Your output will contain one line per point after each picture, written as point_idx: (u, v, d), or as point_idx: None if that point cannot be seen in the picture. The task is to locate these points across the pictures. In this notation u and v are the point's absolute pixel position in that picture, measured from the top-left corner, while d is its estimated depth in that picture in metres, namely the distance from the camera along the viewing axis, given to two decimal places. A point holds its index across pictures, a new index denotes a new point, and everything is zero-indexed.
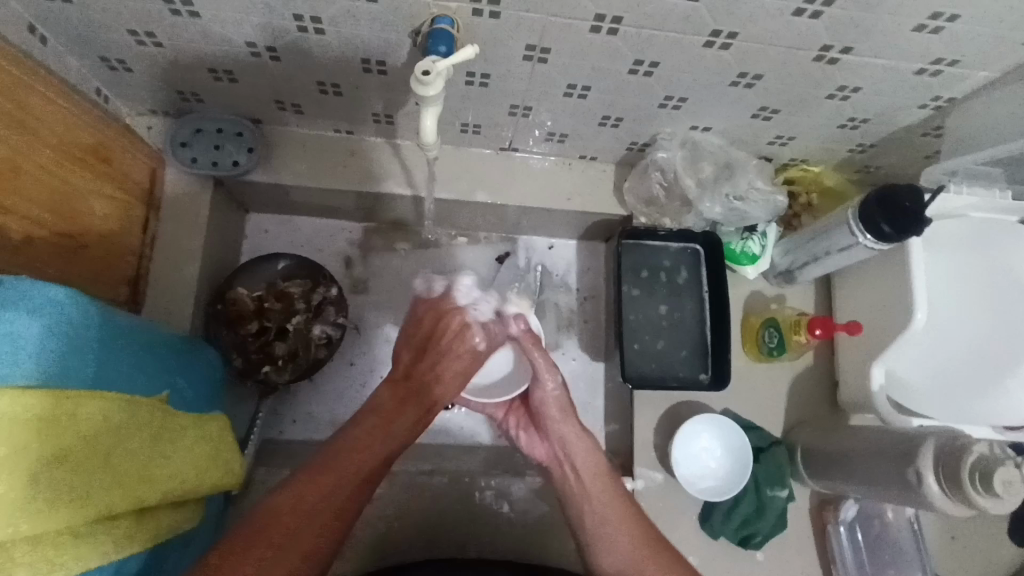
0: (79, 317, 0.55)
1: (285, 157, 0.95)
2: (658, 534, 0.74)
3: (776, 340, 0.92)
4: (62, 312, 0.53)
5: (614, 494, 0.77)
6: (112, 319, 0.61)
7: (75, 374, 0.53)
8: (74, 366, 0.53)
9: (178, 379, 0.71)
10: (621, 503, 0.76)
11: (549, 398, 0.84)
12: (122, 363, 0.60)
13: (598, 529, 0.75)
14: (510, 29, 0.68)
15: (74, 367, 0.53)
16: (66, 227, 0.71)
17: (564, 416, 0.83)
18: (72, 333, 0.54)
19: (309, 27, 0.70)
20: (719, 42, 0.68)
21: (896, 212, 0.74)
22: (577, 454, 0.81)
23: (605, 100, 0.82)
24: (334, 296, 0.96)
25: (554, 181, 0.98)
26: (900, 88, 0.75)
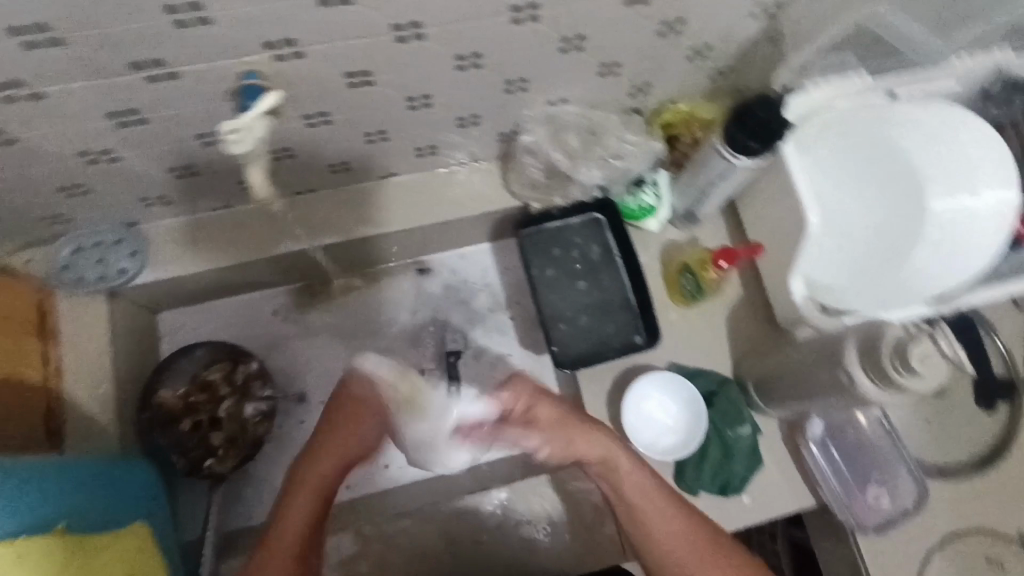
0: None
1: (173, 248, 0.94)
2: (721, 535, 0.78)
3: (693, 283, 0.92)
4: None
5: (670, 503, 0.78)
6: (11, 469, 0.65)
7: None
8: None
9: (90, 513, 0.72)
10: (675, 512, 0.78)
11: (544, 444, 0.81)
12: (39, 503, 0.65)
13: (650, 530, 0.78)
14: (320, 64, 0.68)
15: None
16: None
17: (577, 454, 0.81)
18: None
19: (129, 119, 0.70)
20: (525, 16, 0.68)
21: (756, 126, 0.75)
22: (615, 471, 0.80)
23: (450, 102, 0.82)
24: (257, 369, 0.95)
25: (441, 193, 0.98)
26: (722, 7, 0.75)
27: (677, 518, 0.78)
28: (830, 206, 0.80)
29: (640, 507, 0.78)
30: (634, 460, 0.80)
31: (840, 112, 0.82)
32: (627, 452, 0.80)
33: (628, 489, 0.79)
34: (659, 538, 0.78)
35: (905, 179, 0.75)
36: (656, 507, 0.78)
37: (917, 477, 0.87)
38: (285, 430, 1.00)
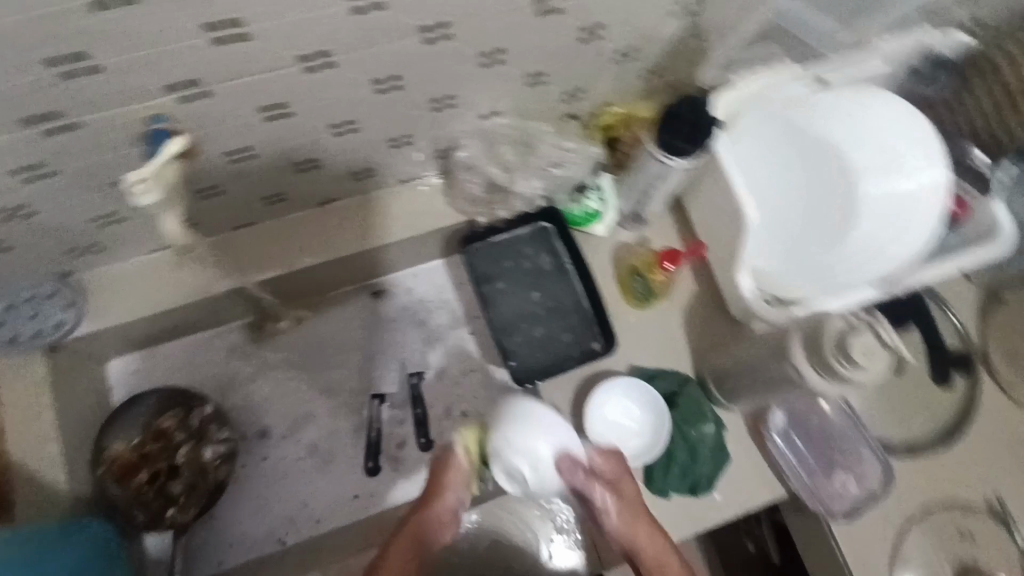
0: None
1: (112, 297, 0.91)
2: None
3: (643, 287, 0.93)
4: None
5: None
6: None
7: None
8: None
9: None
10: None
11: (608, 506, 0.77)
12: None
13: None
14: (230, 100, 0.66)
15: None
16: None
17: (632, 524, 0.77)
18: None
19: (37, 174, 0.67)
20: (437, 35, 0.67)
21: (686, 126, 0.75)
22: (647, 545, 0.76)
23: (377, 124, 0.80)
24: (211, 412, 0.93)
25: (385, 215, 0.96)
26: (640, 8, 0.74)
27: None
28: (767, 198, 0.81)
29: None
30: (664, 542, 0.76)
31: (766, 106, 0.82)
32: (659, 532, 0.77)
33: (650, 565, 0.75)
34: None
35: (831, 162, 0.75)
36: None
37: (881, 456, 0.88)
38: (248, 470, 0.98)
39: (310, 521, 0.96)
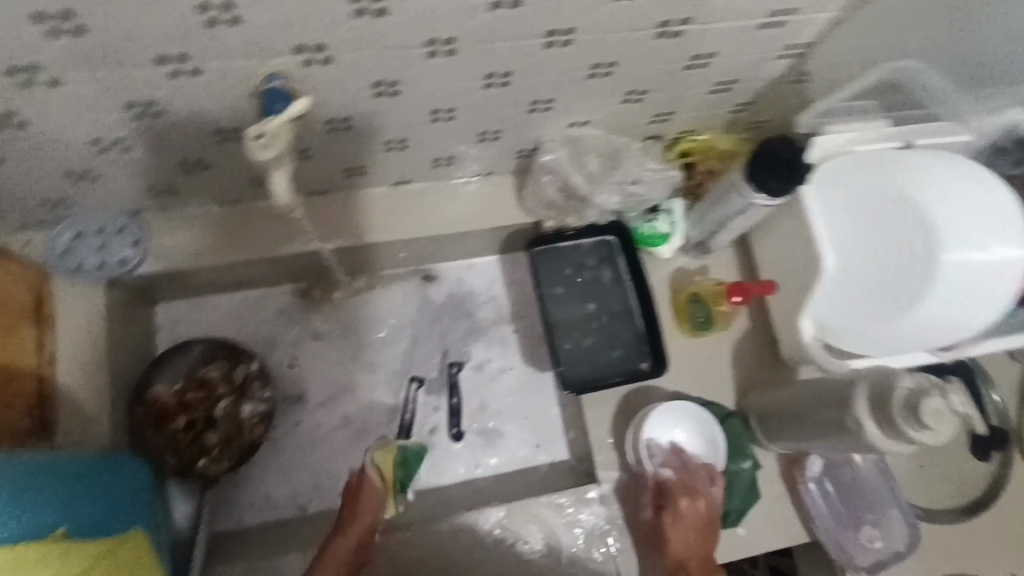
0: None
1: (178, 241, 0.91)
2: None
3: (703, 314, 0.91)
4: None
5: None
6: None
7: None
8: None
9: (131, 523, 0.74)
10: None
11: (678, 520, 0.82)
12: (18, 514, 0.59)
13: None
14: (348, 71, 0.66)
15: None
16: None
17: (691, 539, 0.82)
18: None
19: (147, 112, 0.67)
20: (559, 40, 0.67)
21: (778, 166, 0.76)
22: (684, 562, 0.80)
23: (473, 116, 0.81)
24: (257, 370, 0.93)
25: (453, 204, 0.97)
26: (751, 45, 0.75)
27: None
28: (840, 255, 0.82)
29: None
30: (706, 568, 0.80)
31: (854, 161, 0.83)
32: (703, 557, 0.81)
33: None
34: None
35: (914, 225, 0.76)
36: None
37: (910, 520, 0.88)
38: (280, 432, 0.98)
39: (333, 493, 0.97)
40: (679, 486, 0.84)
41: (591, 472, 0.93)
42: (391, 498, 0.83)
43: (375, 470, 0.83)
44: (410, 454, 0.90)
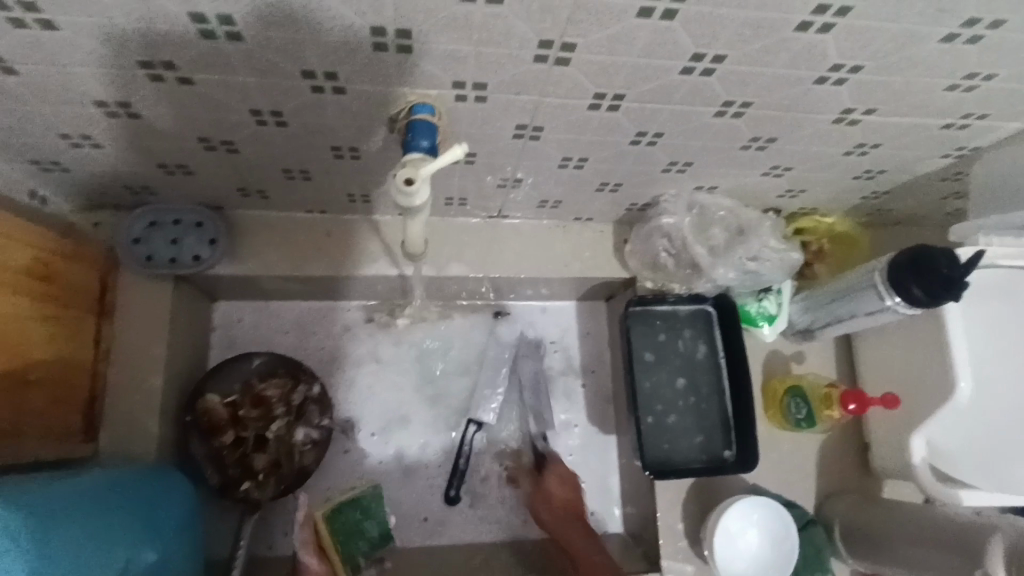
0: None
1: (255, 244, 0.85)
2: None
3: (803, 411, 0.85)
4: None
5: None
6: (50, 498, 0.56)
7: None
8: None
9: (154, 549, 0.66)
10: None
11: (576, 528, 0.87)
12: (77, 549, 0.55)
13: None
14: (499, 111, 0.60)
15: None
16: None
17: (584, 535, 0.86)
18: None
19: (270, 120, 0.61)
20: (731, 111, 0.61)
21: (931, 278, 0.69)
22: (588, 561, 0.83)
23: (602, 168, 0.74)
24: (317, 393, 0.87)
25: (549, 247, 0.91)
26: (923, 141, 0.69)
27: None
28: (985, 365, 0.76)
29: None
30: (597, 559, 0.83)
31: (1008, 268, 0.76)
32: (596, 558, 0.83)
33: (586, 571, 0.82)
34: None
35: None
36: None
37: None
38: (326, 458, 0.92)
39: None
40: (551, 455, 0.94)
41: (652, 556, 0.87)
42: (340, 567, 0.80)
43: (311, 553, 0.79)
44: (348, 508, 0.84)
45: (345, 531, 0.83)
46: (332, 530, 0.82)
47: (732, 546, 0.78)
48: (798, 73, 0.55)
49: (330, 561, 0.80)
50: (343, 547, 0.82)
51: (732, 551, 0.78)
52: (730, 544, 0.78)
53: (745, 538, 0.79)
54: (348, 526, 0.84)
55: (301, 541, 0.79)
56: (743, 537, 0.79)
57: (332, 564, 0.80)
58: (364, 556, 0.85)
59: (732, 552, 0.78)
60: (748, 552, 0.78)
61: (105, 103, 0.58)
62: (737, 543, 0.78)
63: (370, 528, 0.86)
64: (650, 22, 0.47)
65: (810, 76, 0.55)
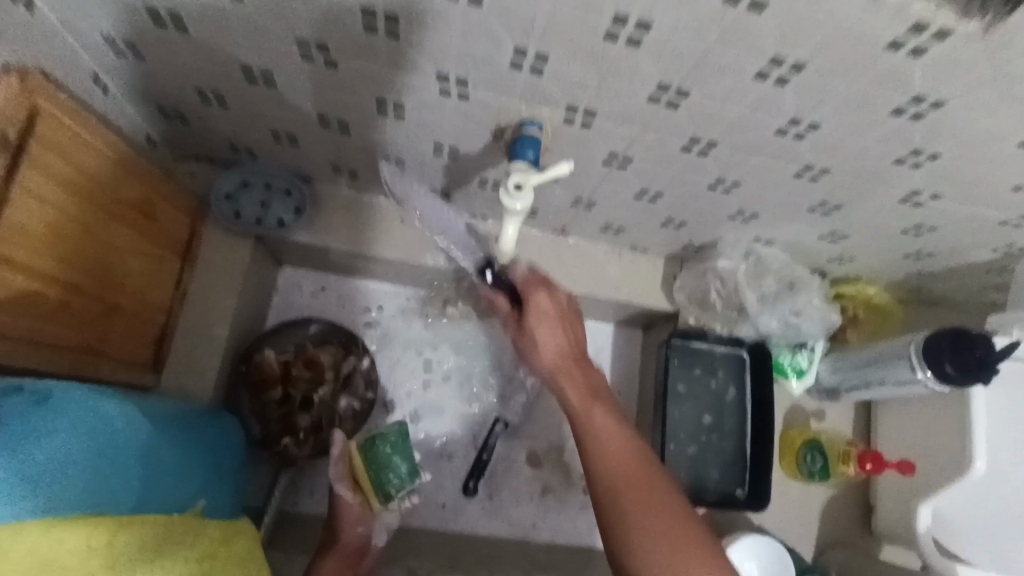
0: (71, 424, 0.46)
1: (332, 218, 0.91)
2: (650, 458, 0.65)
3: (819, 464, 0.89)
4: (9, 407, 0.43)
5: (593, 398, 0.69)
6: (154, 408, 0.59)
7: (20, 501, 0.41)
8: (25, 483, 0.41)
9: (221, 489, 0.65)
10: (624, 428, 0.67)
11: (551, 308, 0.73)
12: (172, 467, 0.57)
13: (591, 429, 0.67)
14: (600, 138, 0.66)
15: (13, 495, 0.41)
16: (77, 276, 0.63)
17: (547, 320, 0.73)
18: (61, 438, 0.45)
19: (390, 110, 0.67)
20: (809, 174, 0.66)
21: (966, 358, 0.73)
22: (601, 437, 0.66)
23: (674, 205, 0.80)
24: (366, 367, 0.91)
25: (603, 269, 0.95)
26: (978, 232, 0.74)
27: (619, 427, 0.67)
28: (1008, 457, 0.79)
29: (613, 461, 0.64)
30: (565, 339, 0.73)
31: None
32: (564, 331, 0.73)
33: (598, 438, 0.66)
34: (597, 437, 0.66)
35: None
36: (609, 419, 0.67)
37: None
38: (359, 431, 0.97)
39: None
40: (531, 286, 0.74)
41: None
42: (371, 495, 0.84)
43: (345, 485, 0.83)
44: (381, 441, 0.85)
45: (377, 462, 0.85)
46: (366, 460, 0.85)
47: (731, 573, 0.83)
48: (881, 150, 0.60)
49: (363, 490, 0.84)
50: (375, 476, 0.85)
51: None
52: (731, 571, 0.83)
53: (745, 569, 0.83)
54: (380, 458, 0.85)
55: (336, 474, 0.83)
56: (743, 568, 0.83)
57: (365, 491, 0.84)
58: (398, 489, 0.85)
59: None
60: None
61: (250, 69, 0.64)
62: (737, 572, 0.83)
63: (399, 462, 0.85)
64: (763, 84, 0.53)
65: (891, 155, 0.60)
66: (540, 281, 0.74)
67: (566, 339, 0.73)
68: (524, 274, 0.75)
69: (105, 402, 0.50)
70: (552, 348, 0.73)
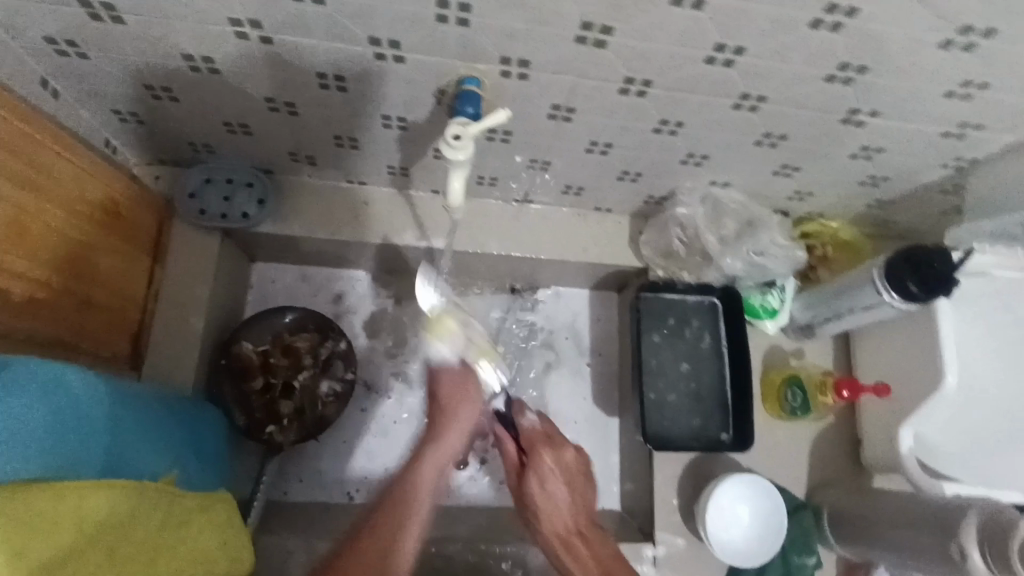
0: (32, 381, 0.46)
1: (297, 207, 0.92)
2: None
3: (800, 400, 0.90)
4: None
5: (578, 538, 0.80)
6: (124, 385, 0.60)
7: None
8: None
9: (190, 458, 0.67)
10: (593, 549, 0.79)
11: (532, 436, 0.85)
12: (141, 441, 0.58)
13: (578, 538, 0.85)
14: (538, 90, 0.67)
15: None
16: (44, 271, 0.64)
17: (537, 455, 0.83)
18: (19, 397, 0.45)
19: (332, 84, 0.69)
20: (747, 105, 0.68)
21: (929, 275, 0.74)
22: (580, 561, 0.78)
23: (626, 156, 0.81)
24: (343, 350, 0.93)
25: (569, 232, 0.97)
26: (925, 149, 0.75)
27: (603, 546, 0.79)
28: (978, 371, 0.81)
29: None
30: (571, 500, 0.82)
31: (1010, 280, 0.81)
32: (573, 492, 0.82)
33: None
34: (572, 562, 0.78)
35: None
36: (573, 534, 0.80)
37: None
38: (344, 416, 0.98)
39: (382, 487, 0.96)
40: (536, 442, 0.84)
41: (646, 529, 0.91)
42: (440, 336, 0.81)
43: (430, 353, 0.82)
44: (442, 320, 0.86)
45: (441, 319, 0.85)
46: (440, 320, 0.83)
47: (719, 510, 0.83)
48: (810, 69, 0.61)
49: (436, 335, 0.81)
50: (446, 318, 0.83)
51: (720, 513, 0.83)
52: (720, 508, 0.83)
53: (734, 506, 0.84)
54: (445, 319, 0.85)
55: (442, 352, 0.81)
56: (732, 503, 0.84)
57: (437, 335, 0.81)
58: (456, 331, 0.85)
59: (721, 513, 0.84)
60: (733, 515, 0.84)
61: (190, 56, 0.65)
62: (724, 509, 0.84)
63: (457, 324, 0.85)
64: (680, 11, 0.54)
65: (820, 74, 0.62)
66: (557, 442, 0.84)
67: (571, 502, 0.82)
68: (530, 429, 0.85)
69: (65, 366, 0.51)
70: (559, 470, 0.83)
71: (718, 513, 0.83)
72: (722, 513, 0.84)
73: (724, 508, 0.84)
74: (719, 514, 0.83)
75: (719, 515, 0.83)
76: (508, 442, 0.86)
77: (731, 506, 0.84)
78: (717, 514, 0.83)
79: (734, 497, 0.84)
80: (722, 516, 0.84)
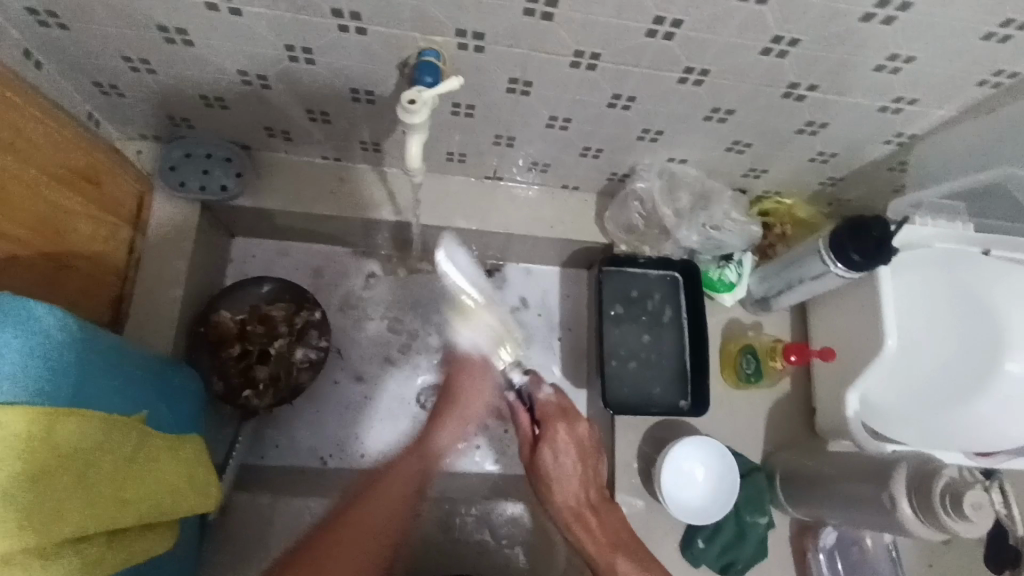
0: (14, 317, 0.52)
1: (274, 182, 0.96)
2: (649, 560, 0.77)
3: (753, 366, 0.94)
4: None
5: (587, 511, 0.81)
6: (102, 336, 0.63)
7: None
8: None
9: (162, 405, 0.70)
10: (603, 520, 0.81)
11: (548, 411, 0.82)
12: (111, 387, 0.62)
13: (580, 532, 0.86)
14: (494, 63, 0.71)
15: None
16: (27, 230, 0.67)
17: (550, 431, 0.81)
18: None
19: (300, 57, 0.72)
20: (692, 78, 0.72)
21: (866, 242, 0.78)
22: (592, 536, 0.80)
23: (585, 131, 0.85)
24: (317, 319, 0.96)
25: (536, 208, 1.00)
26: (866, 123, 0.79)
27: (612, 517, 0.82)
28: (915, 331, 0.84)
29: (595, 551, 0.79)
30: (581, 475, 0.82)
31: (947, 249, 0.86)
32: (586, 467, 0.82)
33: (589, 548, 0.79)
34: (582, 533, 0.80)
35: (990, 321, 0.80)
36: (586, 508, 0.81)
37: None
38: (319, 385, 1.01)
39: (355, 453, 0.99)
40: (551, 416, 0.81)
41: (608, 491, 0.95)
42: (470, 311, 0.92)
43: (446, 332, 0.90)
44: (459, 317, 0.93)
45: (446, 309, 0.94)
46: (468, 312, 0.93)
47: (675, 472, 0.87)
48: (745, 42, 0.65)
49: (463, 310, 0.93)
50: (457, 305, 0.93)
51: (675, 476, 0.87)
52: (673, 471, 0.87)
53: (687, 468, 0.88)
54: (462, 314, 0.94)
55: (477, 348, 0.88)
56: (685, 466, 0.88)
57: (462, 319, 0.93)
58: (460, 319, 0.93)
59: (675, 475, 0.87)
60: (687, 478, 0.88)
61: (166, 28, 0.69)
62: (679, 472, 0.87)
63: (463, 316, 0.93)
64: None
65: (756, 47, 0.66)
66: (570, 413, 0.82)
67: (580, 471, 0.82)
68: (542, 400, 0.82)
69: (29, 302, 0.54)
70: (569, 439, 0.81)
71: (672, 476, 0.87)
72: (677, 476, 0.87)
73: (678, 472, 0.87)
74: (675, 477, 0.87)
75: (674, 477, 0.87)
76: (524, 412, 0.83)
77: (685, 468, 0.88)
78: (672, 477, 0.87)
79: (686, 460, 0.88)
80: (678, 478, 0.87)
